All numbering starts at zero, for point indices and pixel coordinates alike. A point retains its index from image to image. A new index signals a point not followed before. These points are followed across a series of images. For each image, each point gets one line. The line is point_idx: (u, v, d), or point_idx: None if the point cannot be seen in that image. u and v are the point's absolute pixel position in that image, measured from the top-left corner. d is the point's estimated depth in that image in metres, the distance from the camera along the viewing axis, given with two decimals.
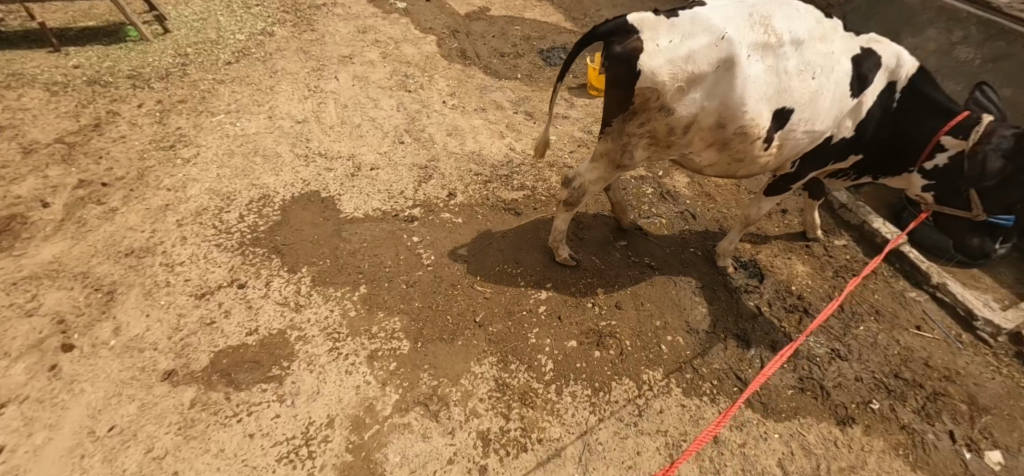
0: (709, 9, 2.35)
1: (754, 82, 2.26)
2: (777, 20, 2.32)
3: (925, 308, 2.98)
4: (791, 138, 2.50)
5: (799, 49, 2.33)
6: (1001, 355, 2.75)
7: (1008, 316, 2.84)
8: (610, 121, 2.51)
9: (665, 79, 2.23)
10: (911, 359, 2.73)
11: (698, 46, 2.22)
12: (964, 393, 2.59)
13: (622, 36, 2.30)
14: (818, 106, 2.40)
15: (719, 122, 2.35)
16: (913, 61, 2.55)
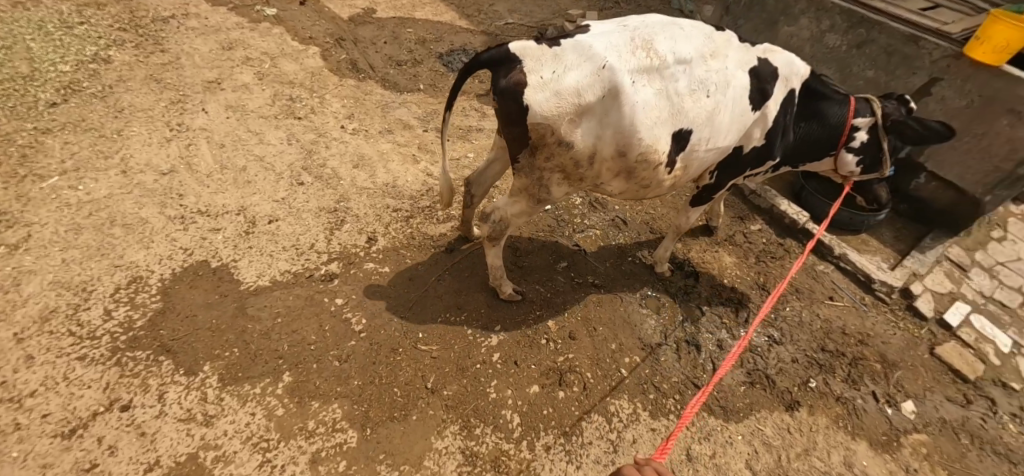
0: (593, 34, 2.30)
1: (645, 108, 2.24)
2: (662, 43, 2.30)
3: (833, 279, 3.28)
4: (691, 155, 2.57)
5: (690, 69, 2.34)
6: (897, 311, 3.12)
7: (898, 274, 3.22)
8: (517, 156, 2.45)
9: (553, 112, 2.17)
10: (832, 330, 3.00)
11: (582, 77, 2.17)
12: (877, 353, 2.90)
13: (504, 67, 2.20)
14: (709, 124, 2.46)
15: (619, 151, 2.33)
16: (804, 68, 2.72)
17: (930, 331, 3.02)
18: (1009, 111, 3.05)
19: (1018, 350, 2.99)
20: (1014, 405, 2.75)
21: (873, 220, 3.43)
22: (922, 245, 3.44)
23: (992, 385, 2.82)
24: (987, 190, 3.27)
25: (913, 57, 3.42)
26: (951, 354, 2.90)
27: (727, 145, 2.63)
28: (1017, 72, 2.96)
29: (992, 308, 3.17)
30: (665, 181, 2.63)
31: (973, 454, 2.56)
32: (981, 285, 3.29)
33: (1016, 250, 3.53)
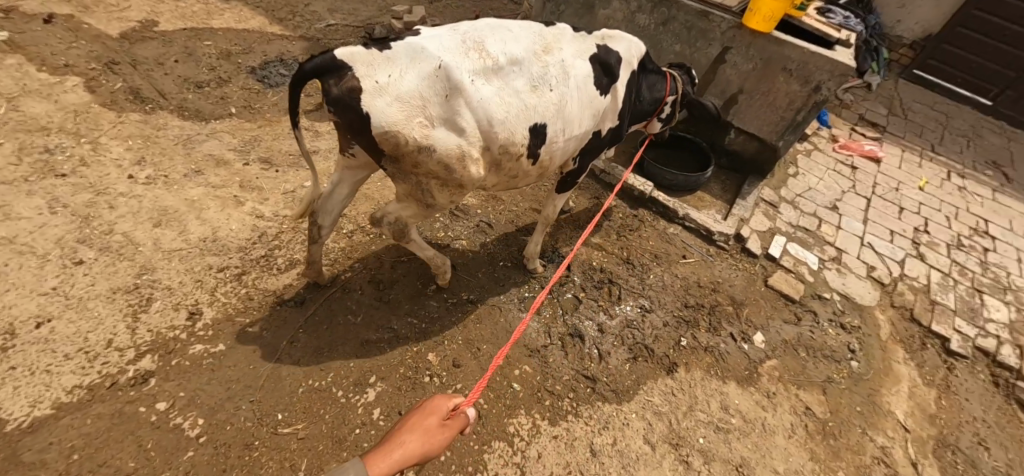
0: (426, 35, 2.20)
1: (492, 104, 2.20)
2: (497, 40, 2.28)
3: (683, 238, 3.58)
4: (552, 146, 2.60)
5: (530, 63, 2.35)
6: (735, 254, 3.52)
7: (729, 222, 3.64)
8: (382, 165, 2.35)
9: (398, 118, 2.04)
10: (690, 286, 3.27)
11: (420, 80, 2.05)
12: (727, 297, 3.24)
13: (334, 75, 2.01)
14: (561, 114, 2.50)
15: (478, 150, 2.28)
16: (637, 49, 2.96)
17: (762, 266, 3.48)
18: (783, 69, 3.64)
19: (823, 264, 3.60)
20: (829, 311, 3.31)
21: (701, 177, 3.84)
22: (743, 191, 3.95)
23: (812, 299, 3.35)
24: (779, 136, 3.89)
25: (706, 31, 3.82)
26: (780, 281, 3.38)
27: (583, 132, 2.72)
28: (785, 38, 3.54)
29: (800, 234, 3.77)
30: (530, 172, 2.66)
31: (811, 363, 3.00)
32: (789, 216, 3.90)
33: (805, 180, 4.26)
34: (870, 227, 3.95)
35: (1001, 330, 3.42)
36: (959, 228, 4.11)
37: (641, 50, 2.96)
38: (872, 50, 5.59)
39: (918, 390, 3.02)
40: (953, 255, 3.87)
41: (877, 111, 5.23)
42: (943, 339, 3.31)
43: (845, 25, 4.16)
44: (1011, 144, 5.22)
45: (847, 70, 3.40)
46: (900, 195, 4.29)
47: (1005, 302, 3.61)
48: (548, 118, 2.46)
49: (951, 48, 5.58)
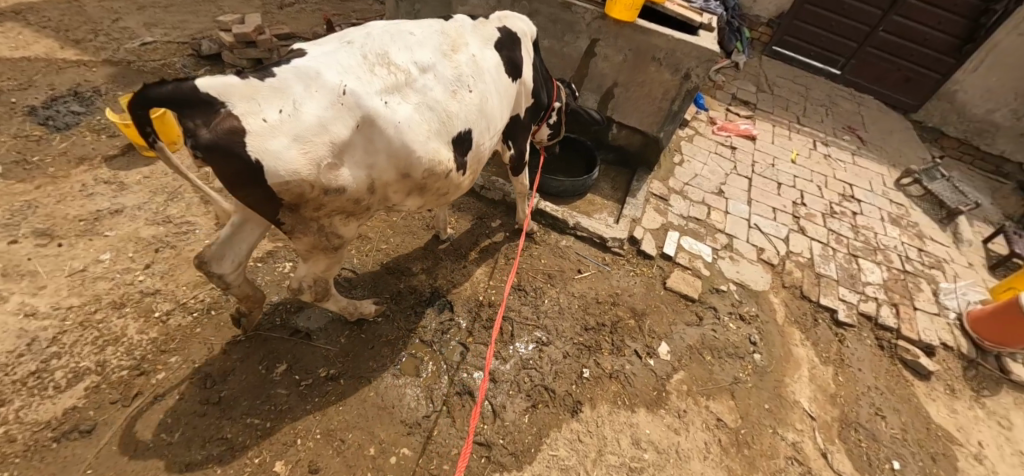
0: (313, 56, 1.98)
1: (409, 124, 2.16)
2: (398, 52, 2.19)
3: (576, 249, 3.31)
4: (479, 148, 2.70)
5: (440, 71, 2.33)
6: (631, 259, 3.32)
7: (621, 225, 3.43)
8: (269, 217, 2.02)
9: (303, 162, 1.85)
10: (589, 304, 2.99)
11: (323, 109, 1.87)
12: (628, 309, 3.02)
13: (204, 115, 1.67)
14: (479, 117, 2.57)
15: (401, 171, 2.26)
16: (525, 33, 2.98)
17: (659, 267, 3.31)
18: (653, 59, 3.46)
19: (716, 254, 3.52)
20: (728, 304, 3.21)
21: (588, 181, 3.59)
22: (632, 188, 3.77)
23: (711, 294, 3.24)
24: (659, 127, 3.75)
25: (571, 23, 3.51)
26: (678, 281, 3.23)
27: (501, 127, 2.83)
28: (649, 26, 3.35)
29: (691, 225, 3.68)
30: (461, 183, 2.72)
31: (717, 366, 2.86)
32: (679, 208, 3.79)
33: (691, 168, 4.22)
34: (754, 208, 3.98)
35: (878, 292, 3.57)
36: (830, 195, 4.32)
37: (532, 34, 3.06)
38: (735, 30, 5.79)
39: (818, 371, 3.01)
40: (828, 224, 4.02)
41: (747, 90, 5.44)
42: (832, 312, 3.37)
43: (706, 9, 4.12)
44: (860, 109, 5.70)
45: (712, 55, 3.29)
46: (776, 170, 4.43)
47: (878, 263, 3.80)
48: (467, 125, 2.51)
49: (801, 24, 5.92)
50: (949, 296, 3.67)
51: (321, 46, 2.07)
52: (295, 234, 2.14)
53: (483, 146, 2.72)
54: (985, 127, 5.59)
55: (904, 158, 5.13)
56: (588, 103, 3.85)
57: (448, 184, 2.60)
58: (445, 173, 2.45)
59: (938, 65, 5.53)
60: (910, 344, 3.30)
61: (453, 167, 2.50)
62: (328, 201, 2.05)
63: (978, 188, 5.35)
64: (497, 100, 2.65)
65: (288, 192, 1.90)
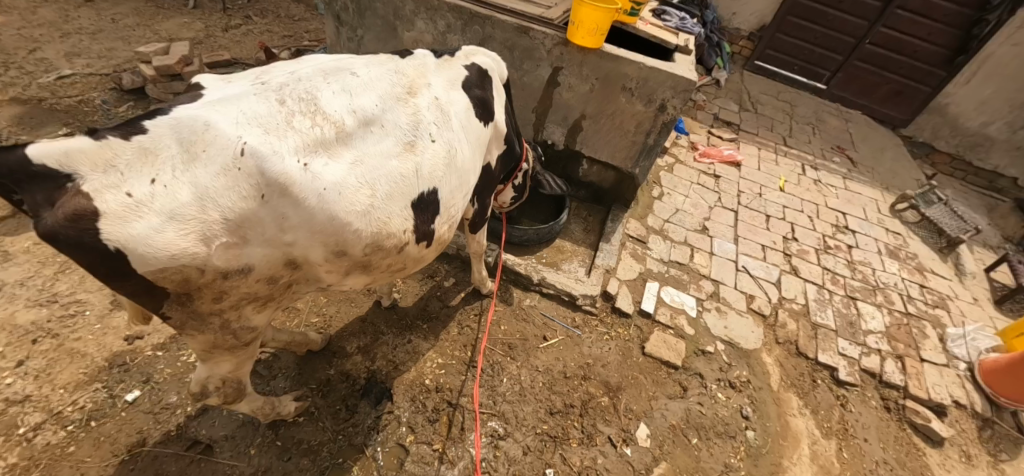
0: (205, 99, 1.26)
1: (347, 194, 1.39)
2: (333, 88, 1.42)
3: (543, 310, 2.90)
4: (449, 211, 1.85)
5: (395, 113, 1.55)
6: (605, 319, 2.91)
7: (592, 278, 3.02)
8: (160, 312, 1.33)
9: (179, 255, 1.15)
10: (555, 380, 2.58)
11: (205, 182, 1.15)
12: (600, 384, 2.61)
13: (45, 189, 1.06)
14: (450, 172, 1.74)
15: (338, 255, 1.47)
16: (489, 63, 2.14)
17: (636, 327, 2.91)
18: (624, 89, 3.06)
19: (702, 306, 3.13)
20: (716, 369, 2.81)
21: (557, 227, 3.17)
22: (605, 231, 3.36)
23: (696, 357, 2.84)
24: (634, 163, 3.35)
25: (531, 50, 3.11)
26: (658, 345, 2.83)
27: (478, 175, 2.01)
28: (617, 53, 2.96)
29: (673, 272, 3.29)
30: (424, 255, 1.87)
31: (704, 451, 2.46)
32: (659, 251, 3.40)
33: (672, 202, 3.85)
34: (742, 246, 3.61)
35: (880, 342, 3.21)
36: (822, 228, 3.98)
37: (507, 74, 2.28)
38: (715, 46, 5.48)
39: (819, 447, 2.63)
40: (823, 261, 3.66)
41: (730, 109, 5.13)
42: (832, 369, 3.00)
43: (682, 28, 3.75)
44: (849, 126, 5.40)
45: (689, 85, 2.90)
46: (764, 201, 4.08)
47: (878, 306, 3.45)
48: (434, 183, 1.68)
49: (783, 37, 5.61)
50: (956, 343, 3.32)
51: (225, 83, 1.36)
52: (185, 330, 1.39)
53: (454, 207, 1.85)
54: (979, 142, 5.31)
55: (898, 180, 4.81)
56: (554, 136, 3.45)
57: (406, 257, 1.75)
58: (398, 251, 1.62)
59: (928, 78, 5.25)
60: (919, 404, 2.93)
61: (413, 240, 1.68)
62: (231, 291, 1.32)
63: (975, 208, 5.06)
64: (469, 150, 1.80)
65: (162, 278, 1.19)
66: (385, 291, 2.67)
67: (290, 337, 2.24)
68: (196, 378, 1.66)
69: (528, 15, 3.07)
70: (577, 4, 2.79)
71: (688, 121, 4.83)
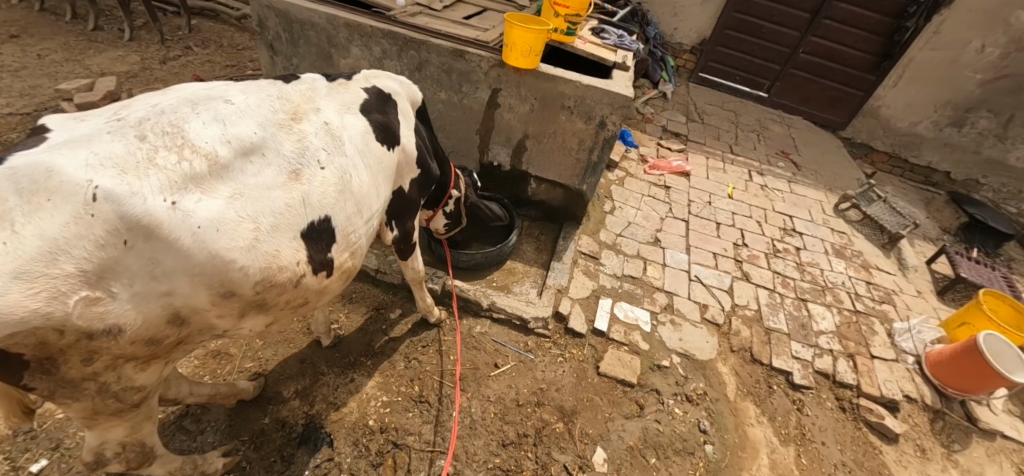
0: (52, 143, 1.14)
1: (227, 229, 1.26)
2: (204, 118, 1.30)
3: (494, 336, 2.82)
4: (351, 239, 1.67)
5: (280, 139, 1.42)
6: (558, 341, 2.85)
7: (543, 299, 2.97)
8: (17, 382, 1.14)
9: (28, 319, 1.01)
10: (507, 409, 2.49)
11: (51, 234, 1.02)
12: (554, 409, 2.53)
13: None
14: (345, 197, 1.57)
15: (224, 295, 1.31)
16: (398, 90, 2.07)
17: (591, 346, 2.86)
18: (563, 107, 3.06)
19: (656, 319, 3.11)
20: (673, 383, 2.78)
21: (506, 249, 3.13)
22: (556, 250, 3.33)
23: (651, 372, 2.80)
24: (580, 179, 3.35)
25: (468, 73, 3.11)
26: (613, 363, 2.78)
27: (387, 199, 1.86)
28: (553, 72, 2.96)
29: (626, 286, 3.27)
30: (328, 288, 1.66)
31: (662, 471, 2.40)
32: (612, 266, 3.39)
33: (624, 215, 3.87)
34: (694, 256, 3.64)
35: (831, 342, 3.26)
36: (771, 232, 4.06)
37: (417, 94, 2.21)
38: (659, 61, 5.69)
39: (778, 455, 2.60)
40: (773, 265, 3.72)
41: (678, 121, 5.26)
42: (786, 374, 3.01)
43: (620, 45, 3.82)
44: (791, 131, 5.61)
45: (625, 101, 2.93)
46: (713, 209, 4.15)
47: (828, 306, 3.51)
48: (326, 210, 1.52)
49: (723, 50, 5.83)
50: (903, 337, 3.41)
51: (81, 122, 1.23)
52: (54, 399, 1.22)
53: (354, 234, 1.66)
54: (912, 140, 5.59)
55: (840, 180, 4.99)
56: (500, 157, 3.43)
57: (305, 292, 1.57)
58: (293, 286, 1.44)
59: (860, 83, 5.52)
60: (872, 402, 2.96)
61: (310, 272, 1.50)
62: (103, 351, 1.16)
63: (913, 203, 5.29)
64: (367, 175, 1.66)
65: (12, 346, 1.03)
66: (325, 328, 2.54)
67: (213, 389, 2.06)
68: (88, 445, 1.45)
69: (463, 38, 3.07)
70: (508, 26, 2.80)
71: (638, 134, 4.92)
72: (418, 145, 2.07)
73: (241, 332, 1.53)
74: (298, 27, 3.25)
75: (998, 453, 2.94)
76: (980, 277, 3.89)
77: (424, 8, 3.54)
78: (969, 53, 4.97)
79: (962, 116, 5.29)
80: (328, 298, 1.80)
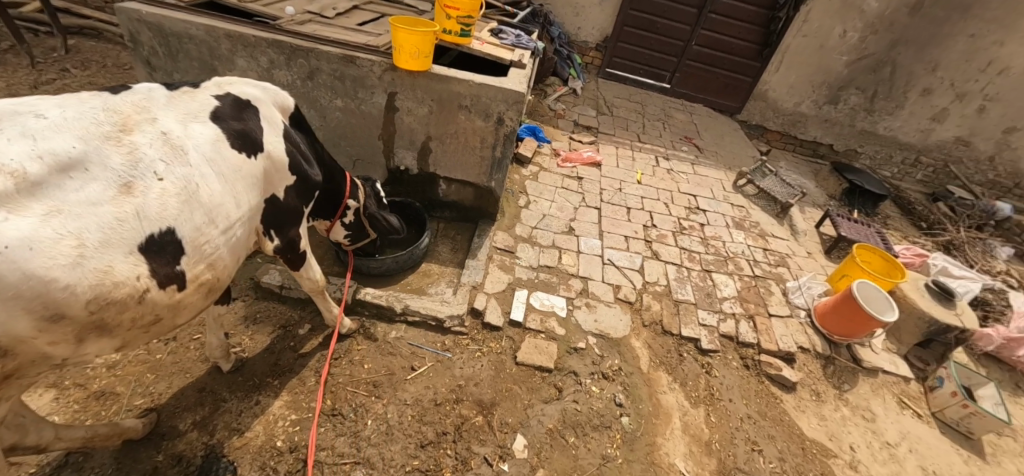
0: None
1: (44, 247, 1.25)
2: (11, 137, 1.29)
3: (410, 339, 2.81)
4: (207, 249, 1.68)
5: (106, 152, 1.43)
6: (476, 336, 2.89)
7: (459, 297, 3.00)
8: None
9: None
10: (425, 410, 2.48)
11: None
12: (473, 404, 2.55)
13: None
14: (191, 207, 1.59)
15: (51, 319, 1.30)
16: (265, 97, 2.17)
17: (508, 338, 2.92)
18: (460, 107, 3.11)
19: (572, 303, 3.22)
20: (589, 363, 2.88)
21: (419, 252, 3.14)
22: (471, 248, 3.38)
23: (568, 355, 2.90)
24: (488, 176, 3.42)
25: (361, 78, 3.07)
26: (530, 351, 2.85)
27: (252, 207, 1.89)
28: (445, 73, 3.01)
29: (542, 276, 3.37)
30: (185, 301, 1.67)
31: (581, 447, 2.48)
32: (528, 258, 3.47)
33: (538, 208, 3.98)
34: (606, 240, 3.81)
35: (734, 306, 3.52)
36: (677, 211, 4.33)
37: (292, 103, 2.35)
38: (566, 58, 6.00)
39: (690, 417, 2.76)
40: (680, 242, 3.97)
41: (588, 114, 5.49)
42: (695, 340, 3.21)
43: (518, 44, 3.94)
44: (694, 118, 6.02)
45: (519, 97, 3.02)
46: (624, 195, 4.37)
47: (730, 274, 3.79)
48: (169, 222, 1.53)
49: (625, 46, 6.15)
50: (796, 294, 3.74)
51: None
52: None
53: (208, 244, 1.67)
54: (797, 118, 6.17)
55: (738, 160, 5.42)
56: (406, 161, 3.43)
57: (155, 307, 1.57)
58: (134, 302, 1.46)
59: (748, 70, 6.03)
60: (771, 356, 3.23)
61: (154, 286, 1.51)
62: None
63: (803, 175, 5.84)
64: (216, 184, 1.68)
65: None
66: (224, 352, 2.41)
67: (90, 431, 1.90)
68: None
69: (353, 44, 3.04)
70: (394, 30, 2.80)
71: (551, 130, 5.08)
72: (288, 151, 2.14)
73: (85, 356, 1.50)
74: (174, 40, 3.07)
75: (879, 388, 3.29)
76: (858, 234, 4.35)
77: (314, 16, 3.47)
78: (834, 38, 5.55)
79: (835, 94, 5.91)
80: (194, 312, 1.79)
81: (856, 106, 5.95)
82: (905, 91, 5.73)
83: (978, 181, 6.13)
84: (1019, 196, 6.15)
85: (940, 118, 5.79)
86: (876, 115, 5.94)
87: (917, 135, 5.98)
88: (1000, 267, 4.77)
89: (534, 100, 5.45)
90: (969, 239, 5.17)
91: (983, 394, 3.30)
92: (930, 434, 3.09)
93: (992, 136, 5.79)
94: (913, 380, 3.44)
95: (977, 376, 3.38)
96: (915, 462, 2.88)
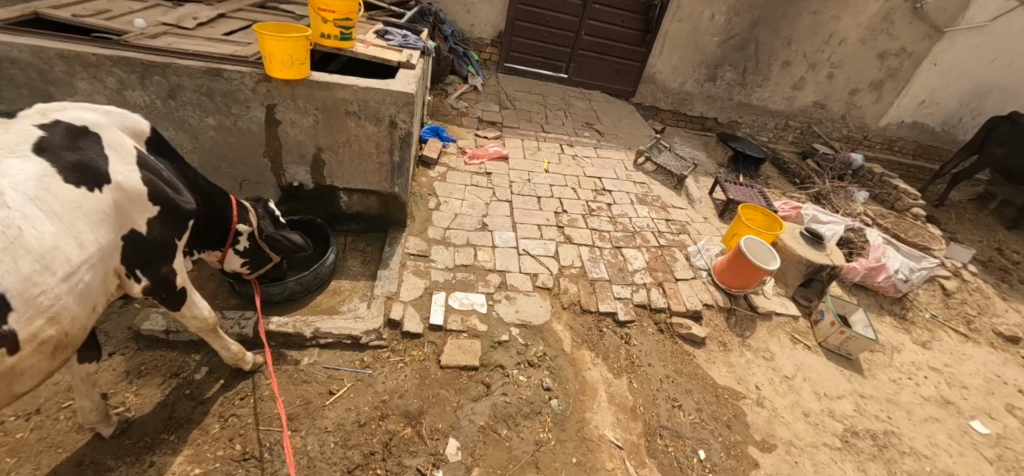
0: None
1: None
2: None
3: (325, 363, 2.67)
4: (44, 300, 1.47)
5: None
6: (396, 347, 2.81)
7: (374, 310, 2.90)
8: None
9: None
10: (349, 432, 2.36)
11: None
12: (401, 416, 2.48)
13: None
14: (10, 254, 1.38)
15: None
16: (110, 122, 1.93)
17: (430, 343, 2.87)
18: (348, 113, 2.98)
19: (492, 298, 3.24)
20: (514, 354, 2.92)
21: (325, 269, 2.97)
22: (383, 258, 3.28)
23: (493, 350, 2.91)
24: (390, 182, 3.33)
25: (233, 92, 2.83)
26: (454, 353, 2.82)
27: (100, 246, 1.66)
28: (326, 79, 2.86)
29: (459, 276, 3.35)
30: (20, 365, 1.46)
31: (514, 437, 2.51)
32: (443, 260, 3.44)
33: (450, 209, 3.95)
34: (520, 231, 3.87)
35: (644, 277, 3.74)
36: (585, 195, 4.51)
37: (146, 126, 2.10)
38: (462, 56, 5.96)
39: (614, 387, 2.90)
40: (590, 224, 4.14)
41: (491, 110, 5.53)
42: (612, 314, 3.37)
43: (406, 45, 3.85)
44: (593, 104, 6.30)
45: (408, 98, 2.97)
46: (533, 185, 4.46)
47: (639, 247, 4.03)
48: None
49: (519, 40, 6.26)
50: (697, 257, 4.06)
51: None
52: None
53: (43, 294, 1.46)
54: (684, 97, 6.69)
55: (636, 140, 5.76)
56: (299, 176, 3.23)
57: None
58: None
59: (634, 55, 6.42)
60: (681, 317, 3.47)
61: None
62: None
63: (695, 147, 6.35)
64: (45, 224, 1.47)
65: None
66: (102, 414, 2.11)
67: None
68: None
69: (217, 55, 2.78)
70: (260, 37, 2.58)
71: (456, 128, 5.05)
72: (147, 178, 1.91)
73: None
74: None
75: (774, 329, 3.68)
76: (743, 195, 4.81)
77: (170, 28, 3.13)
78: (704, 21, 6.07)
79: (712, 72, 6.47)
80: (37, 375, 1.56)
81: (731, 81, 6.56)
82: (768, 64, 6.41)
83: (835, 137, 7.06)
84: (867, 146, 7.16)
85: (799, 86, 6.57)
86: (748, 88, 6.59)
87: (783, 103, 6.74)
88: (858, 209, 5.53)
89: (435, 101, 5.38)
90: (833, 188, 5.94)
91: (856, 319, 3.80)
92: (819, 362, 3.51)
93: (840, 97, 6.68)
94: (801, 317, 3.88)
95: (849, 305, 3.84)
96: (809, 388, 3.26)
